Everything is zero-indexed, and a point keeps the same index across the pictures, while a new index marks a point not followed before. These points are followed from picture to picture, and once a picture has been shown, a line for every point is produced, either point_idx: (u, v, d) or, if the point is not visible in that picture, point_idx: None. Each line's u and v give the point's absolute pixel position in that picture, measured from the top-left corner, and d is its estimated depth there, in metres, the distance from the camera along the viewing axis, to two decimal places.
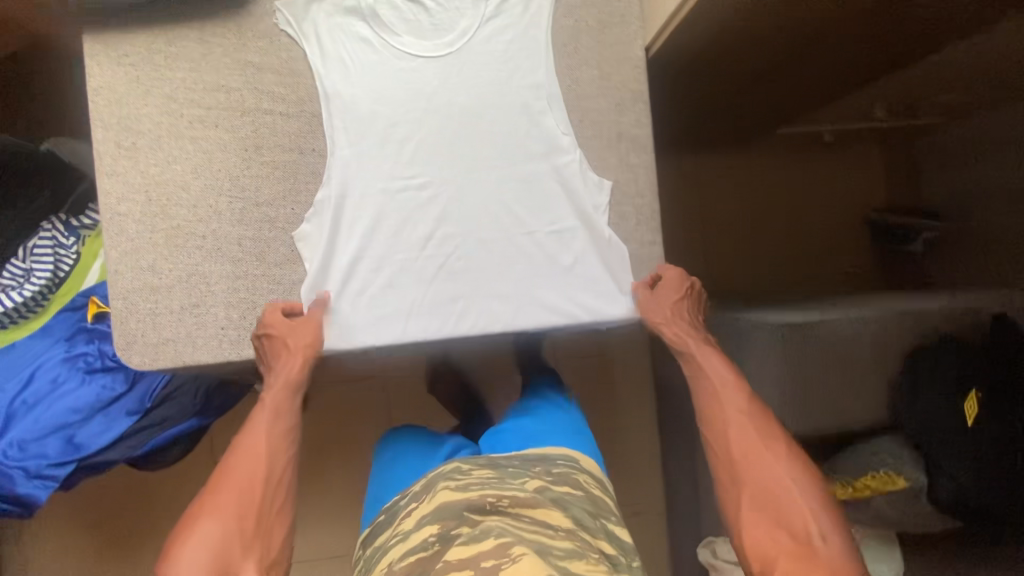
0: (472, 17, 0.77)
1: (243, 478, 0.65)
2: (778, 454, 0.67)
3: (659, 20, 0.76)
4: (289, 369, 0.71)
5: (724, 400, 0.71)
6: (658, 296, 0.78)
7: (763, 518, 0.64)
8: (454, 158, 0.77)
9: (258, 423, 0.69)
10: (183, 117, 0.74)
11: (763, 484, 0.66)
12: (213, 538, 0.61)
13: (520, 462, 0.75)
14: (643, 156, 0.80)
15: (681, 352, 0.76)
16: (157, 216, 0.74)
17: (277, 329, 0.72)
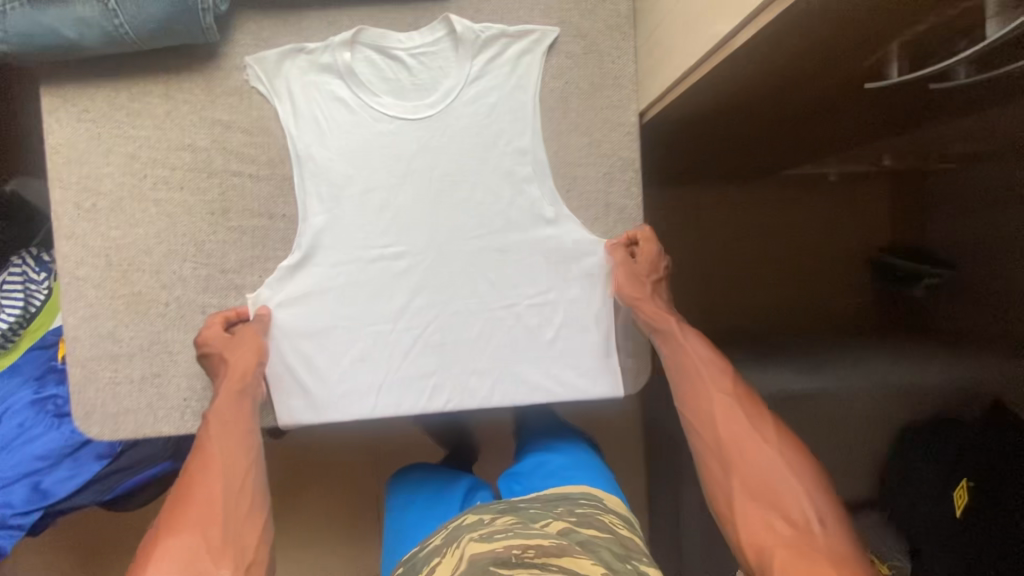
0: (455, 77, 0.72)
1: (209, 487, 0.61)
2: (767, 438, 0.65)
3: (655, 86, 0.71)
4: (234, 371, 0.67)
5: (709, 384, 0.69)
6: (635, 269, 0.74)
7: (756, 504, 0.61)
8: (432, 226, 0.74)
9: (215, 432, 0.65)
10: (147, 177, 0.70)
11: (757, 474, 0.63)
12: (181, 554, 0.56)
13: (542, 505, 0.80)
14: (632, 229, 0.76)
15: (660, 329, 0.73)
16: (118, 281, 0.70)
17: (216, 345, 0.68)
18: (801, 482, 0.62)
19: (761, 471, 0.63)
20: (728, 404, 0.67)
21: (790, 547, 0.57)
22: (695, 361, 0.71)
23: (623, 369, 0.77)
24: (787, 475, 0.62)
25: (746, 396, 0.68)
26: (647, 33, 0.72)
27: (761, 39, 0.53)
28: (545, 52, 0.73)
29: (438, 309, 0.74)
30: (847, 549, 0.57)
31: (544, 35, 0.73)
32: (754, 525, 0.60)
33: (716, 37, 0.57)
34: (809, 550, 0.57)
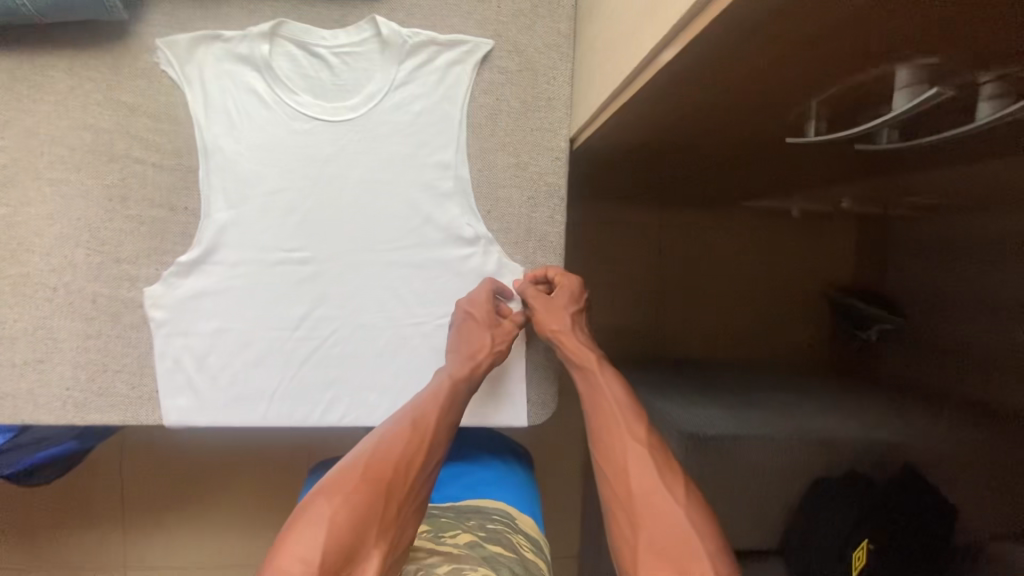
0: (379, 82, 0.69)
1: (389, 458, 0.60)
2: (680, 494, 0.59)
3: (587, 112, 0.68)
4: (480, 354, 0.69)
5: (623, 431, 0.65)
6: (551, 301, 0.71)
7: (663, 567, 0.55)
8: (344, 234, 0.70)
9: (431, 405, 0.65)
10: (42, 156, 0.67)
11: (665, 533, 0.56)
12: (360, 511, 0.56)
13: (453, 517, 0.80)
14: (551, 257, 0.73)
15: (581, 364, 0.71)
16: (4, 261, 0.67)
17: (484, 322, 0.70)
18: (710, 544, 0.55)
19: (667, 527, 0.57)
20: (641, 454, 0.62)
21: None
22: (612, 402, 0.67)
23: (530, 400, 0.75)
24: (693, 533, 0.56)
25: (660, 448, 0.64)
26: (583, 57, 0.69)
27: (674, 75, 0.50)
28: (476, 65, 0.71)
29: (342, 319, 0.71)
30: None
31: (476, 47, 0.70)
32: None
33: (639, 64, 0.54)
34: None
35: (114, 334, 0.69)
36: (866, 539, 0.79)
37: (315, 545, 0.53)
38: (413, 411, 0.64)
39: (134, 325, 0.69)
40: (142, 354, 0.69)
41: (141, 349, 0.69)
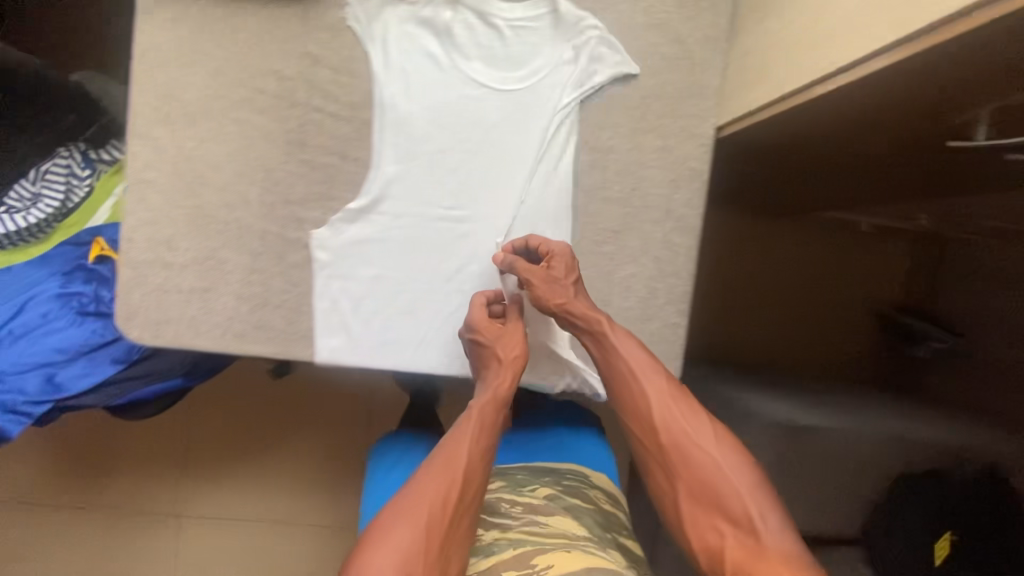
0: (548, 60, 0.73)
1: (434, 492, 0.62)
2: (711, 442, 0.66)
3: (741, 105, 0.72)
4: (502, 378, 0.71)
5: (646, 391, 0.68)
6: (549, 276, 0.71)
7: (704, 508, 0.63)
8: (492, 200, 0.74)
9: (461, 437, 0.67)
10: (227, 95, 0.70)
11: (702, 480, 0.64)
12: (401, 550, 0.58)
13: (529, 473, 0.83)
14: (689, 238, 0.77)
15: (594, 330, 0.71)
16: (182, 191, 0.71)
17: (490, 335, 0.71)
18: (744, 482, 0.63)
19: (703, 475, 0.64)
20: (668, 413, 0.67)
21: (738, 551, 0.60)
22: (630, 366, 0.69)
23: None
24: (728, 474, 0.63)
25: (683, 400, 0.68)
26: (743, 51, 0.73)
27: (874, 82, 0.54)
28: (623, 76, 0.74)
29: (485, 279, 0.75)
30: (788, 547, 0.59)
31: (628, 63, 0.74)
32: (704, 530, 0.63)
33: (815, 74, 0.59)
34: (756, 549, 0.59)
35: (276, 271, 0.73)
36: (949, 531, 0.90)
37: None
38: (443, 446, 0.66)
39: (295, 265, 0.73)
40: (300, 293, 0.73)
41: (299, 288, 0.73)
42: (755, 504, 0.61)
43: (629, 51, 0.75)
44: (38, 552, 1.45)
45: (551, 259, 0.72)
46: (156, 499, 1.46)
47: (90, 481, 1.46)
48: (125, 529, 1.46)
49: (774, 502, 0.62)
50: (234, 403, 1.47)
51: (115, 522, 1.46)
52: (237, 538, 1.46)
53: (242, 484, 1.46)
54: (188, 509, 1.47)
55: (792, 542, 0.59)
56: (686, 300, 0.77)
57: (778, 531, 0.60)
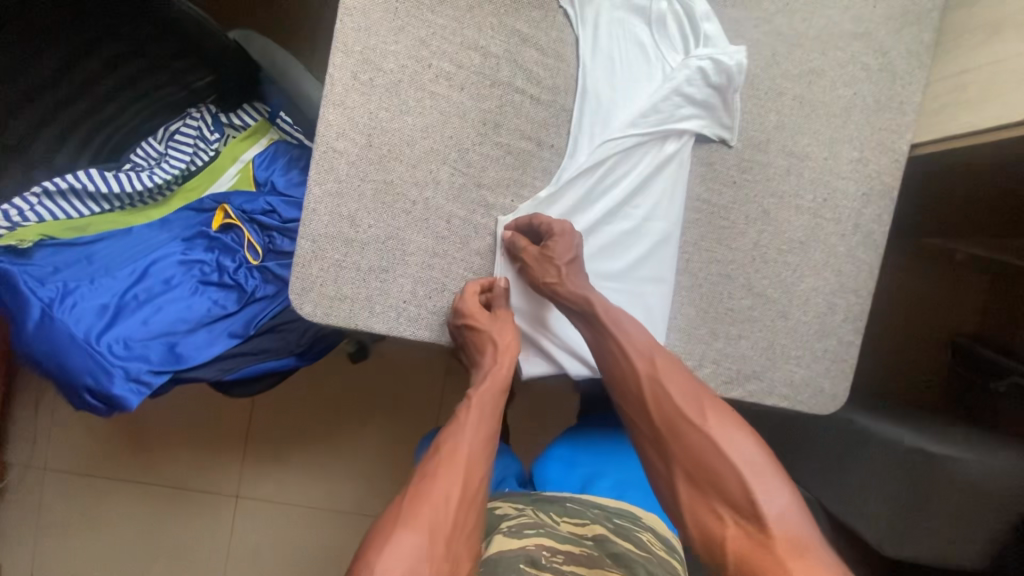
0: (756, 60, 0.71)
1: (439, 494, 0.55)
2: (710, 419, 0.56)
3: (944, 126, 0.71)
4: (501, 366, 0.67)
5: (636, 365, 0.62)
6: (540, 254, 0.66)
7: (699, 493, 0.54)
8: (648, 199, 0.71)
9: (461, 428, 0.62)
10: (429, 68, 0.67)
11: (699, 461, 0.54)
12: (408, 553, 0.50)
13: (578, 506, 0.83)
14: (872, 254, 0.75)
15: (590, 312, 0.66)
16: (372, 164, 0.67)
17: (483, 322, 0.67)
18: (747, 459, 0.53)
19: (698, 453, 0.55)
20: (661, 389, 0.60)
21: (742, 541, 0.50)
22: (619, 340, 0.64)
23: (822, 388, 0.75)
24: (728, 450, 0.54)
25: (681, 375, 0.60)
26: (951, 68, 0.71)
27: None
28: (717, 139, 0.71)
29: (625, 273, 0.71)
30: (802, 531, 0.48)
31: (782, 103, 0.72)
32: (701, 515, 0.53)
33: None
34: (764, 537, 0.49)
35: (459, 257, 0.70)
36: None
37: None
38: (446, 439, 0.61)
39: (479, 252, 0.70)
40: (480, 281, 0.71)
41: (480, 277, 0.71)
42: (758, 484, 0.51)
43: (834, 59, 0.73)
44: (90, 524, 1.39)
45: (549, 240, 0.67)
46: (215, 480, 1.41)
47: (147, 455, 1.40)
48: (182, 506, 1.41)
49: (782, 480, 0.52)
50: (307, 384, 1.43)
51: (171, 500, 1.41)
52: (296, 525, 1.41)
53: (305, 470, 1.42)
54: (247, 492, 1.41)
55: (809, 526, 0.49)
56: (864, 319, 0.76)
57: (786, 514, 0.49)
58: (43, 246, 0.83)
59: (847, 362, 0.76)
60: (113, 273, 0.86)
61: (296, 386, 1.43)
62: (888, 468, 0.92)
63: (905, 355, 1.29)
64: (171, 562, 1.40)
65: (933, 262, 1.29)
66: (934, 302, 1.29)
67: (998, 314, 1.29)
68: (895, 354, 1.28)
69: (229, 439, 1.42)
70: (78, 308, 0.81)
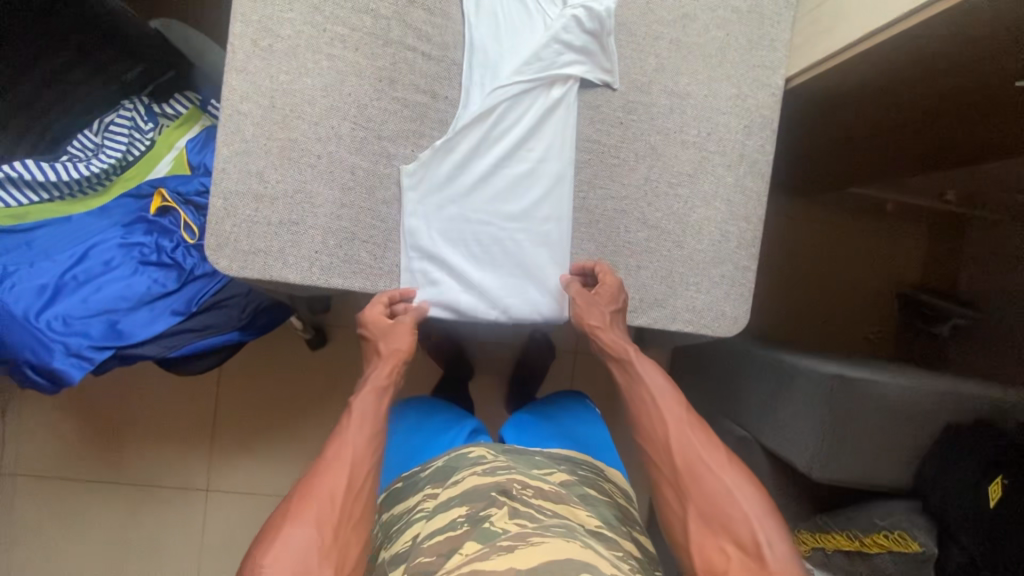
0: (630, 8, 0.77)
1: (326, 489, 0.63)
2: (723, 466, 0.67)
3: (810, 55, 0.76)
4: (380, 372, 0.74)
5: (664, 413, 0.71)
6: (594, 299, 0.75)
7: (709, 530, 0.65)
8: (542, 143, 0.76)
9: (346, 428, 0.69)
10: (325, 32, 0.72)
11: (712, 504, 0.65)
12: (295, 544, 0.59)
13: (547, 459, 0.85)
14: (759, 183, 0.80)
15: (620, 358, 0.76)
16: (277, 124, 0.72)
17: (375, 330, 0.75)
18: (754, 507, 0.64)
19: (715, 497, 0.65)
20: (687, 438, 0.69)
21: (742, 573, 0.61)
22: (652, 393, 0.73)
23: (724, 311, 0.80)
24: (737, 497, 0.65)
25: (701, 427, 0.71)
26: (813, 2, 0.77)
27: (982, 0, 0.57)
28: (601, 83, 0.77)
29: (528, 208, 0.76)
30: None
31: (659, 47, 0.78)
32: (707, 548, 0.64)
33: (901, 10, 0.63)
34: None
35: (366, 206, 0.74)
36: (1000, 476, 0.90)
37: None
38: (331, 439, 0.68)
39: (386, 201, 0.74)
40: (388, 229, 0.75)
41: (387, 225, 0.75)
42: (763, 529, 0.63)
43: (705, 3, 0.78)
44: (63, 525, 1.42)
45: (599, 287, 0.76)
46: (186, 475, 1.44)
47: (116, 454, 1.43)
48: (152, 502, 1.43)
49: (782, 531, 0.63)
50: (269, 372, 1.45)
51: (142, 497, 1.43)
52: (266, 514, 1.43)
53: (271, 459, 1.44)
54: (216, 485, 1.44)
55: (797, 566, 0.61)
56: (757, 244, 0.80)
57: (783, 557, 0.61)
58: None
59: (746, 286, 0.80)
60: (53, 256, 0.89)
61: (259, 377, 1.45)
62: (808, 395, 0.96)
63: (841, 301, 1.34)
64: (145, 557, 1.42)
65: (864, 210, 1.34)
66: (866, 250, 1.34)
67: (927, 257, 1.34)
68: (831, 303, 1.34)
69: (195, 433, 1.44)
70: (19, 288, 0.85)
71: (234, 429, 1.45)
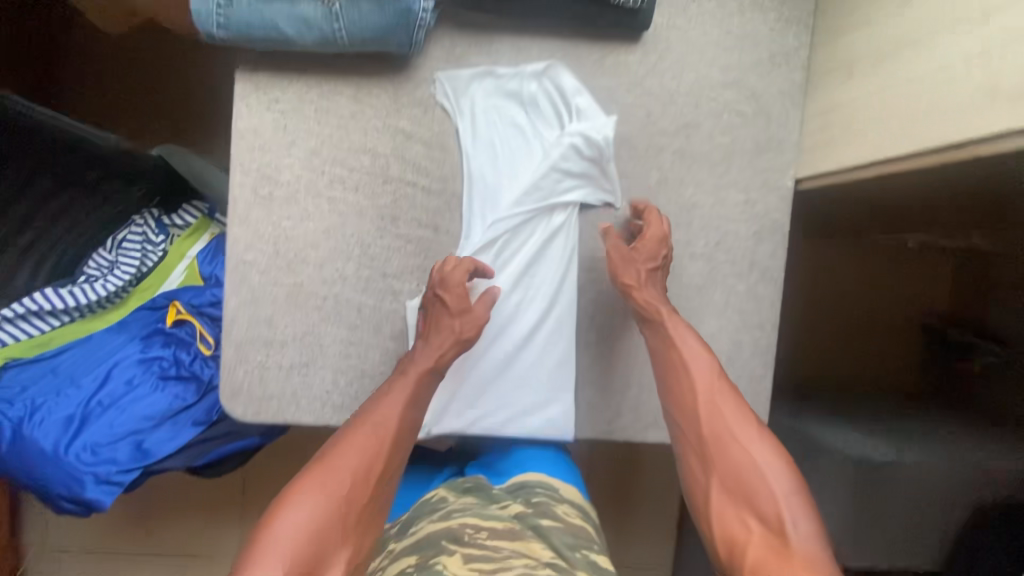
0: (631, 122, 0.75)
1: (347, 472, 0.65)
2: (751, 439, 0.67)
3: (819, 163, 0.73)
4: (425, 352, 0.70)
5: (695, 379, 0.70)
6: (632, 256, 0.72)
7: (732, 501, 0.65)
8: (545, 271, 0.76)
9: (385, 404, 0.68)
10: (324, 175, 0.72)
11: (736, 476, 0.66)
12: (314, 518, 0.61)
13: (503, 492, 0.80)
14: (772, 289, 0.78)
15: (651, 319, 0.72)
16: (282, 270, 0.72)
17: (453, 301, 0.70)
18: (779, 482, 0.64)
19: (740, 471, 0.66)
20: (716, 411, 0.69)
21: (763, 547, 0.61)
22: (683, 357, 0.71)
23: None
24: (764, 473, 0.65)
25: (734, 397, 0.70)
26: (820, 105, 0.74)
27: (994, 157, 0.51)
28: (602, 204, 0.76)
29: (531, 338, 0.76)
30: (814, 549, 0.60)
31: (663, 158, 0.76)
32: (729, 521, 0.65)
33: (913, 147, 0.58)
34: (779, 548, 0.61)
35: (375, 343, 0.74)
36: None
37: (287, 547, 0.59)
38: (365, 416, 0.68)
39: (393, 335, 0.74)
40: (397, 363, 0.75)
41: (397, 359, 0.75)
42: (785, 505, 0.63)
43: (708, 110, 0.76)
44: None
45: (638, 242, 0.72)
46: (215, 546, 1.47)
47: (149, 526, 1.48)
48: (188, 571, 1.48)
49: (807, 507, 0.63)
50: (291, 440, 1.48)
51: (177, 566, 1.48)
52: None
53: None
54: None
55: (821, 544, 0.60)
56: (772, 352, 0.79)
57: (808, 534, 0.61)
58: (10, 368, 0.91)
59: (763, 395, 0.79)
60: (78, 382, 0.92)
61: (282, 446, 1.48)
62: (832, 478, 0.94)
63: (862, 351, 1.30)
64: None
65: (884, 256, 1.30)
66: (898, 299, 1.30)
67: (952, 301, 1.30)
68: (853, 357, 1.30)
69: (223, 503, 1.48)
70: (47, 423, 0.87)
71: (260, 496, 1.48)
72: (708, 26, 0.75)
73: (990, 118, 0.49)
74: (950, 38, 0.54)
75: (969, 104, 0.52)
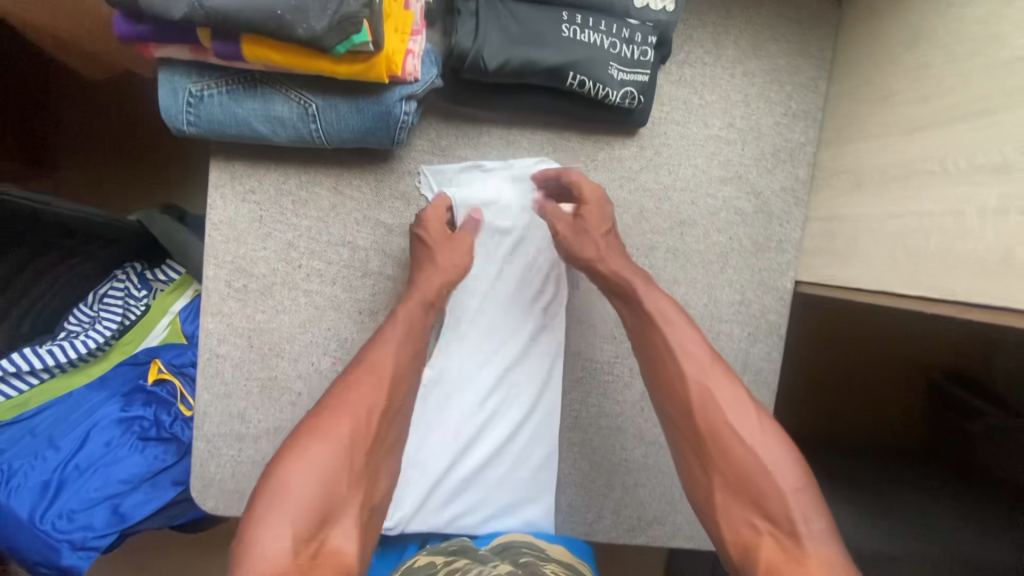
0: (623, 218, 0.71)
1: (355, 410, 0.54)
2: (762, 424, 0.54)
3: (820, 270, 0.69)
4: (427, 283, 0.65)
5: (683, 354, 0.58)
6: (580, 224, 0.66)
7: (738, 497, 0.51)
8: (529, 370, 0.73)
9: (386, 342, 0.60)
10: (301, 267, 0.69)
11: (741, 473, 0.52)
12: (318, 466, 0.49)
13: (487, 553, 0.64)
14: (766, 393, 0.74)
15: (622, 287, 0.64)
16: (256, 364, 0.70)
17: (434, 237, 0.66)
18: (784, 468, 0.51)
19: (745, 469, 0.52)
20: (709, 394, 0.55)
21: (776, 554, 0.48)
22: (667, 337, 0.59)
23: None
24: (772, 466, 0.51)
25: (726, 369, 0.57)
26: (824, 208, 0.70)
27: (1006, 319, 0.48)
28: None
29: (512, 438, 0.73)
30: (833, 559, 0.46)
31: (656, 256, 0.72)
32: (734, 521, 0.51)
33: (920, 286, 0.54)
34: (790, 557, 0.47)
35: None
36: None
37: (292, 502, 0.47)
38: (361, 361, 0.58)
39: None
40: None
41: None
42: (797, 501, 0.50)
43: (705, 206, 0.72)
44: None
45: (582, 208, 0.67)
46: None
47: None
48: None
49: (820, 506, 0.50)
50: None
51: None
52: None
53: None
54: None
55: (839, 551, 0.47)
56: None
57: (824, 538, 0.48)
58: None
59: None
60: (56, 444, 0.89)
61: None
62: None
63: None
64: None
65: None
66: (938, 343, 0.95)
67: None
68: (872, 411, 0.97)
69: None
70: (22, 489, 0.85)
71: None
72: (709, 118, 0.71)
73: (999, 285, 0.47)
74: (960, 183, 0.51)
75: (976, 262, 0.49)
